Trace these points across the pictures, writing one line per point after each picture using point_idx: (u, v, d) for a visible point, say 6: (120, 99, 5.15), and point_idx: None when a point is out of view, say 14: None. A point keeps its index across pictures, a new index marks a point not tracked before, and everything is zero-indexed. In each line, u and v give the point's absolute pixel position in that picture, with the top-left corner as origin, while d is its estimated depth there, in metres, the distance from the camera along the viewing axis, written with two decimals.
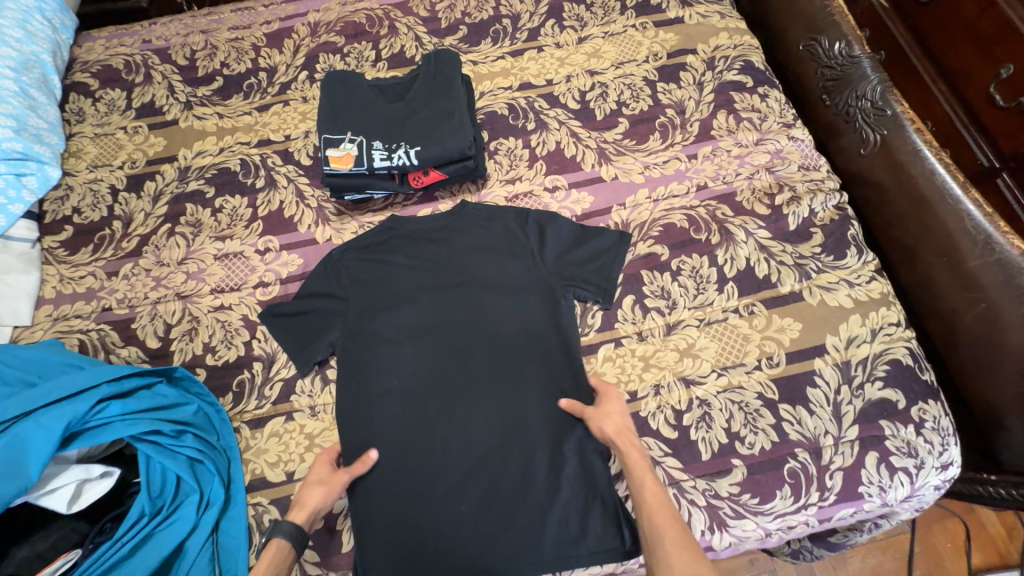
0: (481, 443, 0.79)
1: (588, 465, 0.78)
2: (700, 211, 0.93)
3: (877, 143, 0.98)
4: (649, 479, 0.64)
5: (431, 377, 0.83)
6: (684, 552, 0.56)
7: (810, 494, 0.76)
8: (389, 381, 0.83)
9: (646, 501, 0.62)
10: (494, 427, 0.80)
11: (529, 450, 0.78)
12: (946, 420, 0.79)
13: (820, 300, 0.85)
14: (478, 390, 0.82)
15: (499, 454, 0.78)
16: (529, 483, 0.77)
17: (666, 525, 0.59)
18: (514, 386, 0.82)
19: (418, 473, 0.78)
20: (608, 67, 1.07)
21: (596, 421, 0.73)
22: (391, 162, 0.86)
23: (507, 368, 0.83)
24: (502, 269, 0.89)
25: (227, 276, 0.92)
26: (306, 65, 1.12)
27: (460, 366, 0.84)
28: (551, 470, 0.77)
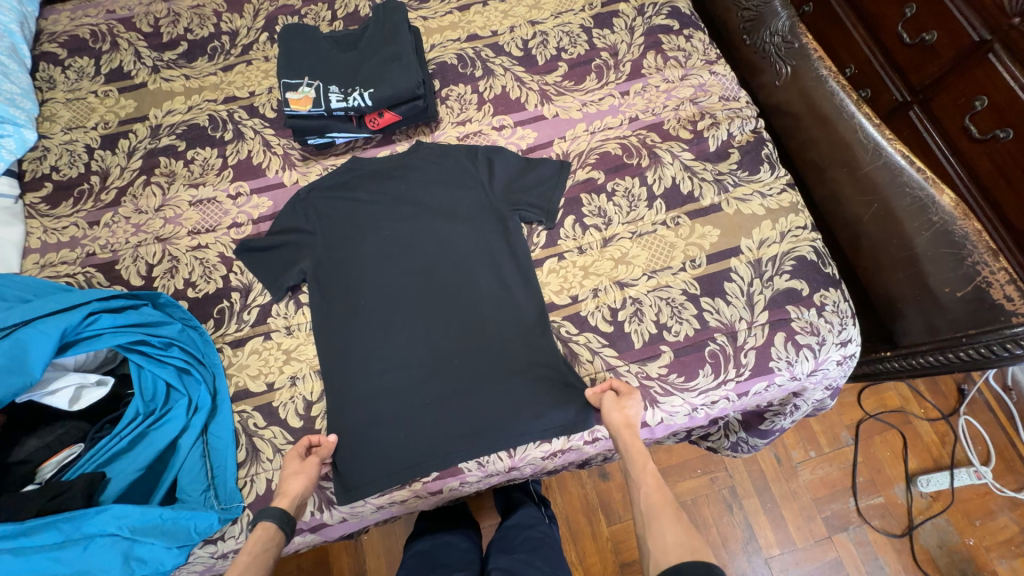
0: (445, 347, 0.89)
1: (539, 359, 0.88)
2: (632, 139, 1.03)
3: (789, 74, 1.09)
4: (647, 465, 0.72)
5: (397, 295, 0.93)
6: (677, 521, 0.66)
7: (728, 371, 0.87)
8: (358, 301, 0.92)
9: (645, 482, 0.71)
10: (454, 333, 0.90)
11: (485, 351, 0.89)
12: (845, 304, 0.91)
13: (735, 210, 0.96)
14: (439, 304, 0.92)
15: (459, 355, 0.88)
16: (486, 377, 0.87)
17: (660, 503, 0.69)
18: (472, 297, 0.92)
19: (385, 376, 0.88)
20: (547, 17, 1.16)
21: (610, 412, 0.79)
22: (347, 104, 0.94)
23: (464, 283, 0.93)
24: (456, 199, 0.99)
25: (203, 219, 1.00)
26: (267, 28, 1.19)
27: (422, 285, 0.93)
28: (505, 365, 0.88)
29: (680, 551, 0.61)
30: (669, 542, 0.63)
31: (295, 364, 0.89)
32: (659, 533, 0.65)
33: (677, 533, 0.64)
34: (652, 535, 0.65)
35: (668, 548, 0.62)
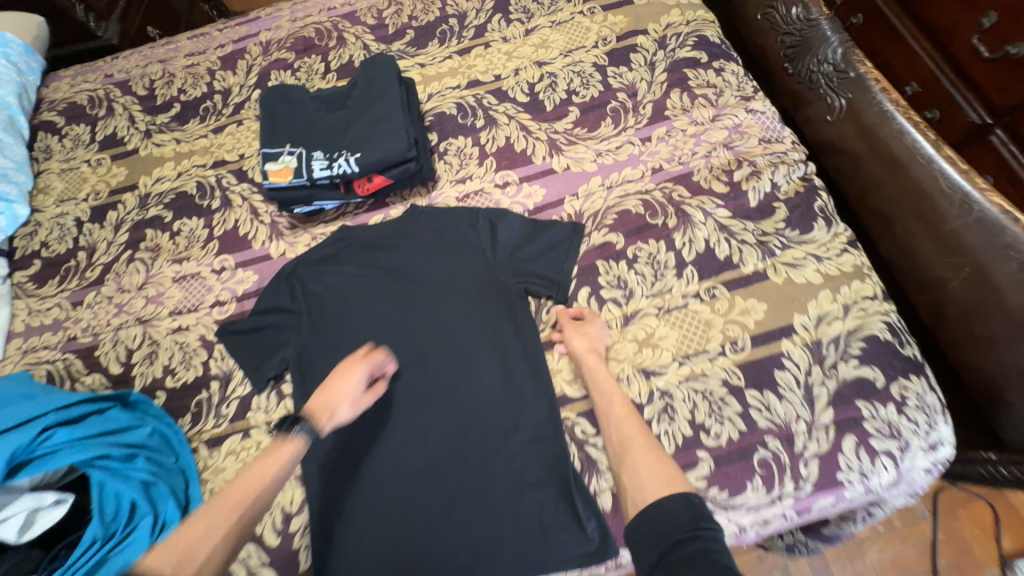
0: (443, 454, 0.77)
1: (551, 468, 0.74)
2: (655, 194, 0.89)
3: (843, 108, 0.93)
4: (616, 398, 0.73)
5: (390, 389, 0.81)
6: (652, 455, 0.66)
7: (784, 485, 0.70)
8: (348, 398, 0.82)
9: (615, 412, 0.72)
10: (455, 434, 0.78)
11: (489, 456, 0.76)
12: (932, 396, 0.73)
13: (785, 278, 0.80)
14: (435, 398, 0.80)
15: (459, 465, 0.76)
16: (491, 491, 0.74)
17: (635, 434, 0.69)
18: (471, 391, 0.80)
19: (376, 490, 0.76)
20: (556, 56, 1.04)
21: (570, 335, 0.79)
22: (332, 171, 0.85)
23: (463, 373, 0.81)
24: (454, 271, 0.87)
25: (185, 297, 0.93)
26: (259, 84, 1.13)
27: (416, 377, 0.82)
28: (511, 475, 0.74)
29: (658, 484, 0.62)
30: (648, 478, 0.63)
31: None
32: (636, 466, 0.65)
33: (655, 468, 0.64)
34: (628, 473, 0.65)
35: (648, 483, 0.63)
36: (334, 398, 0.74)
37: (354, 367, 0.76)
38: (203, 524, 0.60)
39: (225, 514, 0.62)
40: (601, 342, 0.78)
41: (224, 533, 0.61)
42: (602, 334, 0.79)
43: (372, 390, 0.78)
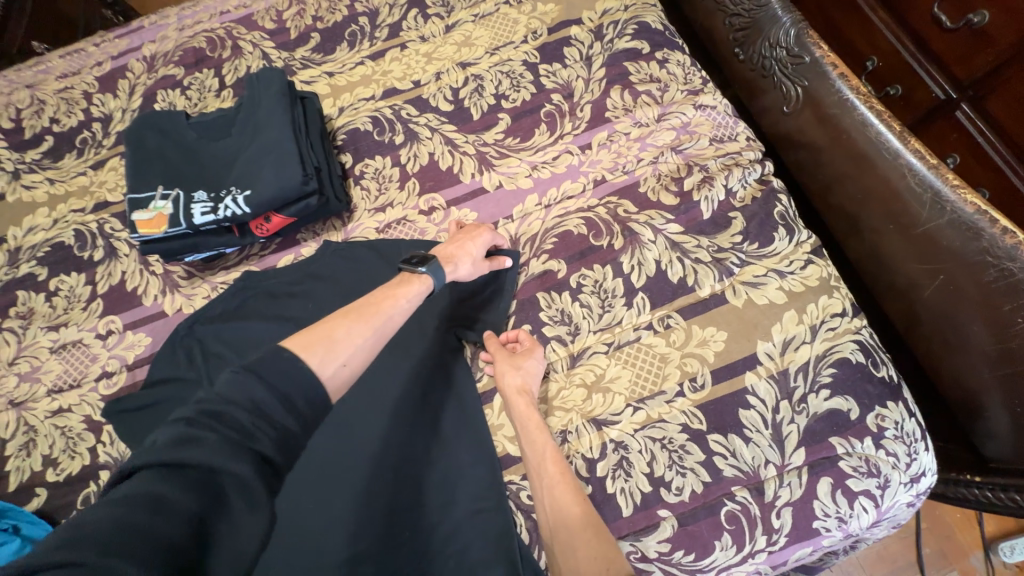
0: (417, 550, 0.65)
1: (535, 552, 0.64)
2: (599, 211, 0.79)
3: (800, 98, 0.83)
4: (549, 451, 0.63)
5: (341, 481, 0.68)
6: (590, 531, 0.56)
7: (756, 540, 0.63)
8: (294, 502, 0.68)
9: (549, 474, 0.62)
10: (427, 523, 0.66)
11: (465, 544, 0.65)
12: (911, 424, 0.66)
13: (745, 300, 0.71)
14: (399, 485, 0.68)
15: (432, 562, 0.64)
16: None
17: (570, 503, 0.59)
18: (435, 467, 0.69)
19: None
20: (481, 55, 0.92)
21: (503, 372, 0.69)
22: (217, 215, 0.72)
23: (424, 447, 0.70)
24: (401, 333, 0.75)
25: (65, 371, 0.80)
26: (143, 107, 0.97)
27: (358, 462, 0.69)
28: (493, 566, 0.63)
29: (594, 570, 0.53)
30: (584, 563, 0.54)
31: None
32: (570, 545, 0.56)
33: (591, 548, 0.55)
34: (562, 549, 0.57)
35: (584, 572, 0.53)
36: (458, 252, 0.71)
37: (476, 232, 0.75)
38: (344, 327, 0.54)
39: (360, 327, 0.56)
40: (534, 381, 0.68)
41: (365, 338, 0.55)
42: (539, 368, 0.69)
43: (489, 263, 0.74)
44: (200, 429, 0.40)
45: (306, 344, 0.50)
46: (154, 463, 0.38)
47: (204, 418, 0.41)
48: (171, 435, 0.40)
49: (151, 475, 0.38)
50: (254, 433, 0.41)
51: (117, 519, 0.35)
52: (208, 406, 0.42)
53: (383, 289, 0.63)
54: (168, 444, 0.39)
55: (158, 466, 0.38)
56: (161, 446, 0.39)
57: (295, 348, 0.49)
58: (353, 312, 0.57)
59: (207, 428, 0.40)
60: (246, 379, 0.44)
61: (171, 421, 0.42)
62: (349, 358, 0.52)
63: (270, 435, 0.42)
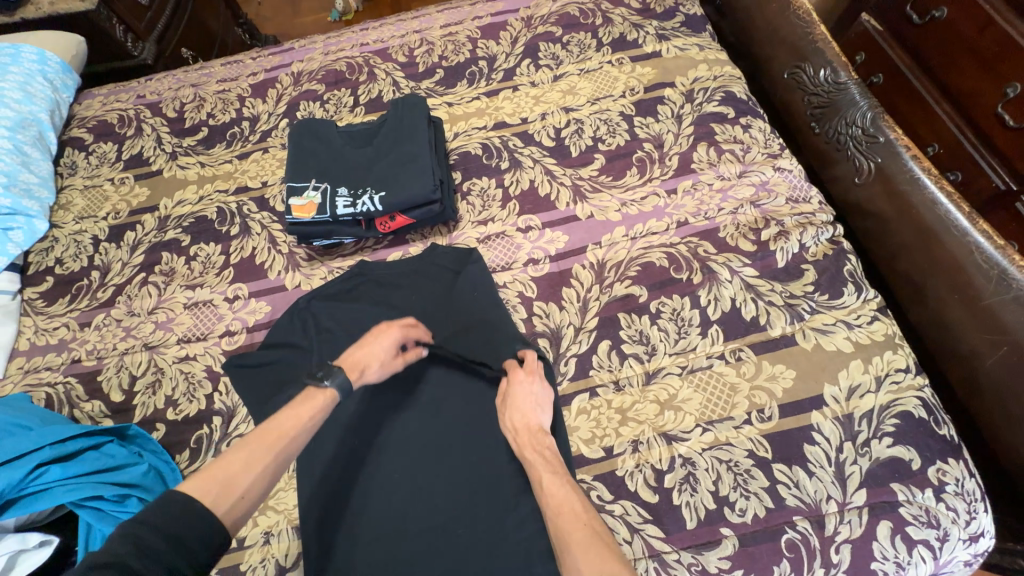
0: (436, 490, 0.73)
1: (515, 526, 0.68)
2: (680, 248, 0.87)
3: (872, 171, 0.92)
4: (550, 482, 0.62)
5: (391, 418, 0.80)
6: (595, 552, 0.52)
7: (814, 571, 0.66)
8: (384, 470, 0.76)
9: (549, 504, 0.60)
10: (428, 468, 0.75)
11: (453, 493, 0.72)
12: (972, 483, 0.69)
13: (814, 344, 0.77)
14: (479, 462, 0.74)
15: (423, 500, 0.72)
16: (447, 533, 0.69)
17: (572, 525, 0.56)
18: (455, 426, 0.78)
19: (334, 507, 0.73)
20: (583, 103, 1.05)
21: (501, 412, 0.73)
22: (355, 209, 0.85)
23: (450, 408, 0.79)
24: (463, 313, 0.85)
25: (195, 325, 0.91)
26: (287, 113, 1.14)
27: (445, 438, 0.77)
28: (470, 522, 0.70)
29: None
30: None
31: (272, 516, 0.74)
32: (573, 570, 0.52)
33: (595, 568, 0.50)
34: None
35: None
36: (365, 359, 0.73)
37: (385, 328, 0.77)
38: (238, 460, 0.54)
39: (257, 454, 0.56)
40: (540, 414, 0.71)
41: (260, 468, 0.55)
42: (540, 398, 0.73)
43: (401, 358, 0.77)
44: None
45: (200, 486, 0.51)
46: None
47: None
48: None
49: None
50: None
51: None
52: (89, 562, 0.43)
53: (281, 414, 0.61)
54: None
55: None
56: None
57: (190, 490, 0.50)
58: (254, 440, 0.57)
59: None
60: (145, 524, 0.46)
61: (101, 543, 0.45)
62: (246, 490, 0.53)
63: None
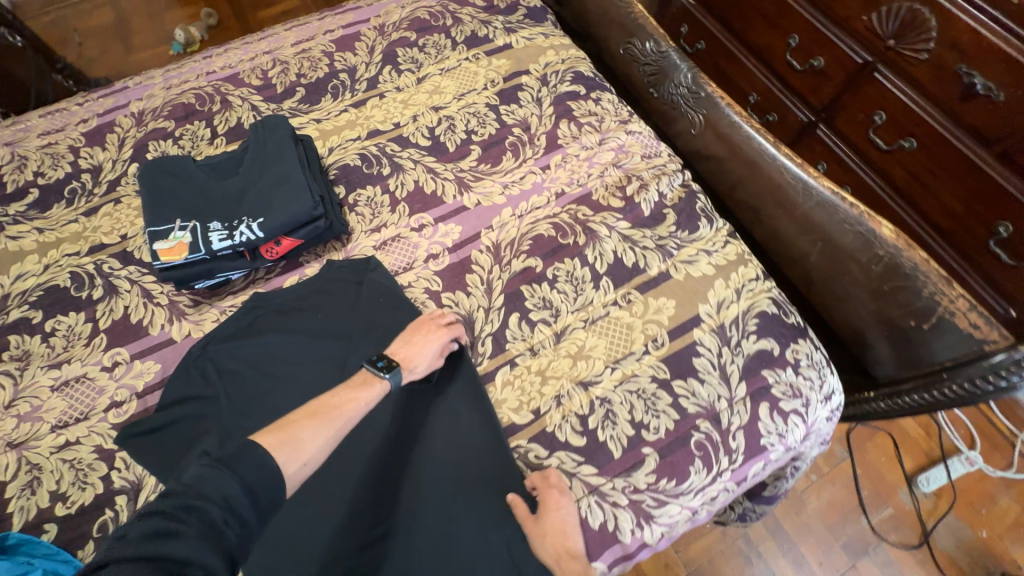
0: (382, 498, 0.73)
1: (464, 507, 0.72)
2: (563, 216, 0.96)
3: (703, 122, 1.08)
4: None
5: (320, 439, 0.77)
6: None
7: (720, 461, 0.77)
8: (322, 494, 0.74)
9: None
10: (371, 477, 0.75)
11: (456, 504, 0.72)
12: (818, 354, 0.85)
13: (685, 274, 0.90)
14: (420, 459, 0.76)
15: (416, 529, 0.70)
16: (470, 544, 0.69)
17: None
18: (389, 429, 0.78)
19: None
20: (450, 100, 1.10)
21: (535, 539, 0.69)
22: (233, 240, 0.81)
23: (423, 430, 0.78)
24: (374, 322, 0.86)
25: (70, 406, 0.81)
26: (135, 157, 1.04)
27: (380, 444, 0.77)
28: (483, 519, 0.71)
29: None
30: None
31: None
32: None
33: None
34: None
35: None
36: (415, 356, 0.78)
37: (437, 334, 0.80)
38: (310, 427, 0.65)
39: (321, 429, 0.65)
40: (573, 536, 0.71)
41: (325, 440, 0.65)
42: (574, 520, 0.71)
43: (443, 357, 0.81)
44: (178, 524, 0.50)
45: (274, 444, 0.61)
46: (136, 557, 0.47)
47: (179, 514, 0.51)
48: (147, 527, 0.50)
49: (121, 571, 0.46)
50: (226, 529, 0.52)
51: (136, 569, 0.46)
52: (185, 501, 0.52)
53: (346, 389, 0.72)
54: (148, 537, 0.49)
55: (135, 560, 0.47)
56: (142, 539, 0.48)
57: (266, 445, 0.60)
58: (317, 414, 0.67)
59: (181, 522, 0.51)
60: (223, 474, 0.55)
61: (141, 517, 0.51)
62: (309, 458, 0.63)
63: (237, 530, 0.53)
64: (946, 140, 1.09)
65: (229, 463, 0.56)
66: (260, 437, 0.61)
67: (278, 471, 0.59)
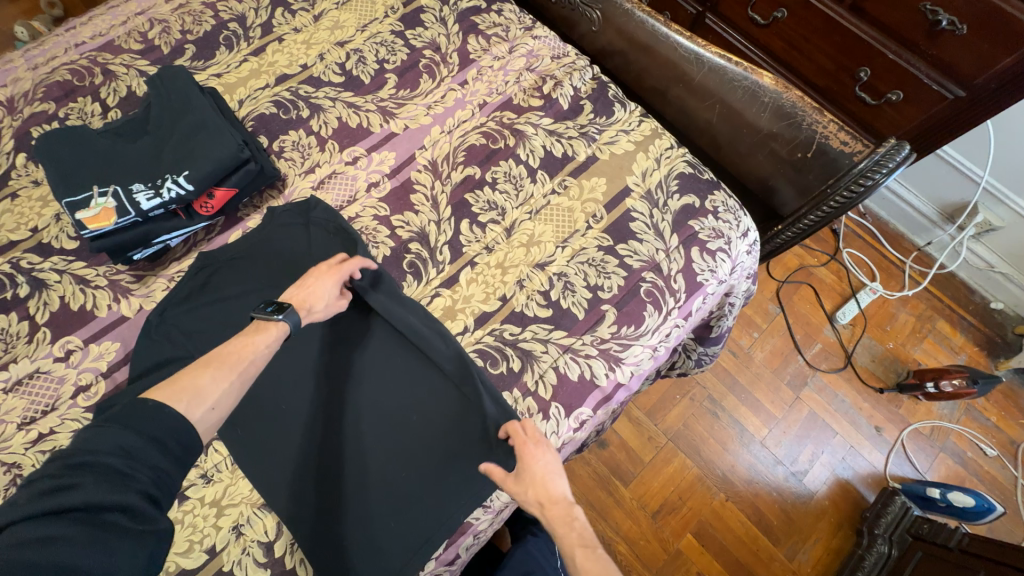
0: (375, 406, 0.78)
1: (452, 396, 0.78)
2: (490, 124, 1.00)
3: (601, 17, 1.15)
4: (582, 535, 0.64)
5: (304, 370, 0.80)
6: None
7: (668, 301, 0.89)
8: (317, 416, 0.77)
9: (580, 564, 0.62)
10: (360, 391, 0.79)
11: (407, 419, 0.77)
12: (732, 200, 0.98)
13: (610, 154, 0.98)
14: (401, 365, 0.80)
15: (413, 424, 0.77)
16: (425, 450, 0.75)
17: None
18: (367, 348, 0.81)
19: (351, 482, 0.73)
20: (353, 33, 1.08)
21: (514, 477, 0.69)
22: (162, 198, 0.81)
23: (398, 342, 0.82)
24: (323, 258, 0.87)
25: (33, 401, 0.77)
26: (20, 147, 0.95)
27: (362, 362, 0.81)
28: (434, 426, 0.76)
29: None
30: None
31: (233, 511, 0.72)
32: None
33: None
34: None
35: None
36: (310, 297, 0.74)
37: (331, 275, 0.77)
38: (208, 374, 0.60)
39: (218, 374, 0.60)
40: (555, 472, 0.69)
41: (227, 383, 0.60)
42: (549, 459, 0.70)
43: (344, 299, 0.79)
44: (72, 479, 0.48)
45: (169, 396, 0.56)
46: (37, 514, 0.46)
47: (72, 471, 0.49)
48: (37, 490, 0.47)
49: (24, 528, 0.45)
50: (132, 473, 0.50)
51: (36, 528, 0.45)
52: (74, 459, 0.49)
53: (235, 340, 0.66)
54: (41, 497, 0.47)
55: (38, 516, 0.46)
56: (35, 499, 0.47)
57: (159, 398, 0.56)
58: (214, 359, 0.62)
59: (76, 476, 0.48)
60: (115, 430, 0.52)
61: (32, 481, 0.49)
62: (215, 402, 0.59)
63: (148, 472, 0.51)
64: (809, 5, 1.23)
65: (120, 420, 0.53)
66: (149, 394, 0.56)
67: (181, 419, 0.55)
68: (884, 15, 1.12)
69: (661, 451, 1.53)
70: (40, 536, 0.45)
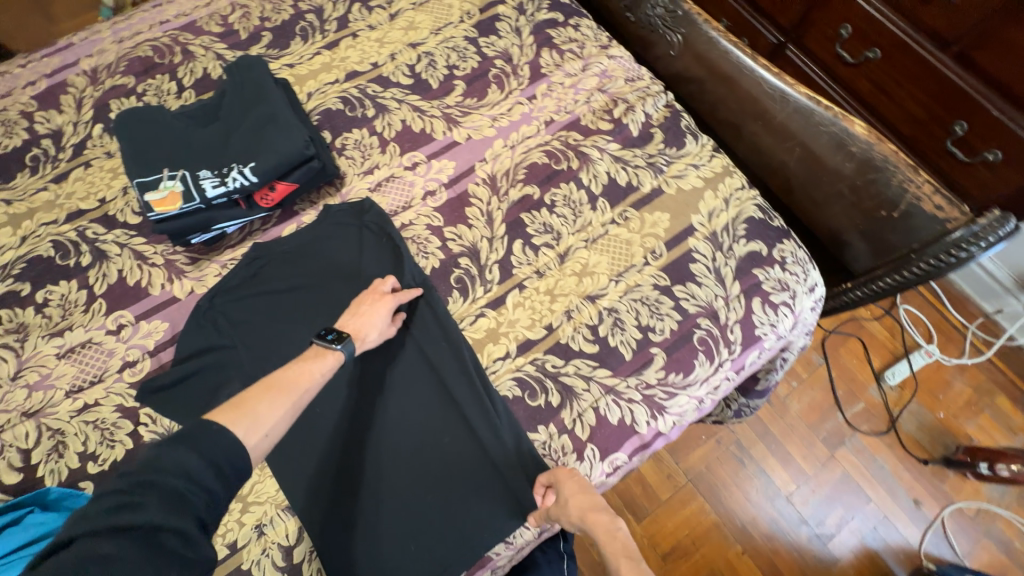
0: (403, 421, 0.76)
1: (482, 423, 0.76)
2: (555, 143, 0.97)
3: (681, 42, 1.10)
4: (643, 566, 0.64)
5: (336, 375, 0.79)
6: None
7: (721, 353, 0.84)
8: (344, 423, 0.76)
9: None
10: (390, 404, 0.77)
11: (435, 439, 0.75)
12: (801, 251, 0.92)
13: (676, 188, 0.94)
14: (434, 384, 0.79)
15: (440, 445, 0.75)
16: (449, 475, 0.74)
17: None
18: (402, 361, 0.80)
19: (372, 496, 0.72)
20: (427, 36, 1.06)
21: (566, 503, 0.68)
22: (226, 187, 0.82)
23: (433, 358, 0.80)
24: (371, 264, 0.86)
25: (82, 370, 0.79)
26: (98, 117, 0.98)
27: (395, 374, 0.79)
28: (461, 451, 0.75)
29: None
30: None
31: (257, 510, 0.72)
32: None
33: None
34: None
35: None
36: (364, 326, 0.74)
37: (383, 302, 0.77)
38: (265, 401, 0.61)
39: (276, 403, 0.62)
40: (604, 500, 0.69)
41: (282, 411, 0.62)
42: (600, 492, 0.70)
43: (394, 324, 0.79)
44: (138, 496, 0.49)
45: (229, 419, 0.58)
46: (102, 529, 0.47)
47: (138, 488, 0.50)
48: (105, 505, 0.48)
49: (87, 543, 0.46)
50: (189, 497, 0.51)
51: (99, 544, 0.46)
52: (142, 476, 0.51)
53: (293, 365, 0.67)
54: (107, 512, 0.48)
55: (101, 532, 0.46)
56: (102, 515, 0.47)
57: (222, 422, 0.57)
58: (275, 387, 0.63)
59: (141, 495, 0.49)
60: (179, 449, 0.53)
61: (102, 495, 0.50)
62: (269, 428, 0.60)
63: (202, 497, 0.52)
64: (908, 47, 1.14)
65: (185, 439, 0.54)
66: (213, 417, 0.58)
67: (237, 443, 0.56)
68: (994, 68, 1.03)
69: (679, 492, 1.47)
70: (102, 552, 0.45)
